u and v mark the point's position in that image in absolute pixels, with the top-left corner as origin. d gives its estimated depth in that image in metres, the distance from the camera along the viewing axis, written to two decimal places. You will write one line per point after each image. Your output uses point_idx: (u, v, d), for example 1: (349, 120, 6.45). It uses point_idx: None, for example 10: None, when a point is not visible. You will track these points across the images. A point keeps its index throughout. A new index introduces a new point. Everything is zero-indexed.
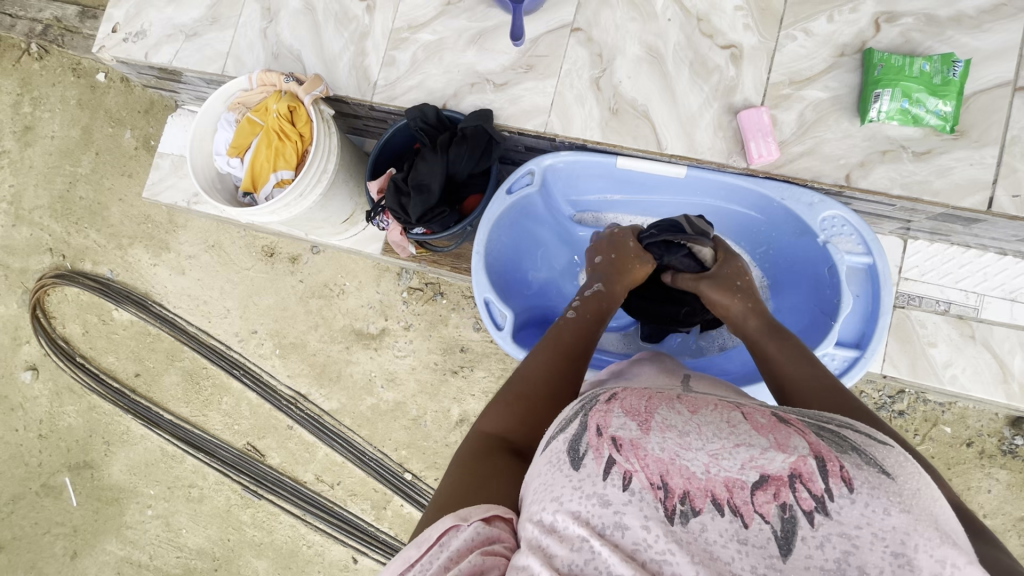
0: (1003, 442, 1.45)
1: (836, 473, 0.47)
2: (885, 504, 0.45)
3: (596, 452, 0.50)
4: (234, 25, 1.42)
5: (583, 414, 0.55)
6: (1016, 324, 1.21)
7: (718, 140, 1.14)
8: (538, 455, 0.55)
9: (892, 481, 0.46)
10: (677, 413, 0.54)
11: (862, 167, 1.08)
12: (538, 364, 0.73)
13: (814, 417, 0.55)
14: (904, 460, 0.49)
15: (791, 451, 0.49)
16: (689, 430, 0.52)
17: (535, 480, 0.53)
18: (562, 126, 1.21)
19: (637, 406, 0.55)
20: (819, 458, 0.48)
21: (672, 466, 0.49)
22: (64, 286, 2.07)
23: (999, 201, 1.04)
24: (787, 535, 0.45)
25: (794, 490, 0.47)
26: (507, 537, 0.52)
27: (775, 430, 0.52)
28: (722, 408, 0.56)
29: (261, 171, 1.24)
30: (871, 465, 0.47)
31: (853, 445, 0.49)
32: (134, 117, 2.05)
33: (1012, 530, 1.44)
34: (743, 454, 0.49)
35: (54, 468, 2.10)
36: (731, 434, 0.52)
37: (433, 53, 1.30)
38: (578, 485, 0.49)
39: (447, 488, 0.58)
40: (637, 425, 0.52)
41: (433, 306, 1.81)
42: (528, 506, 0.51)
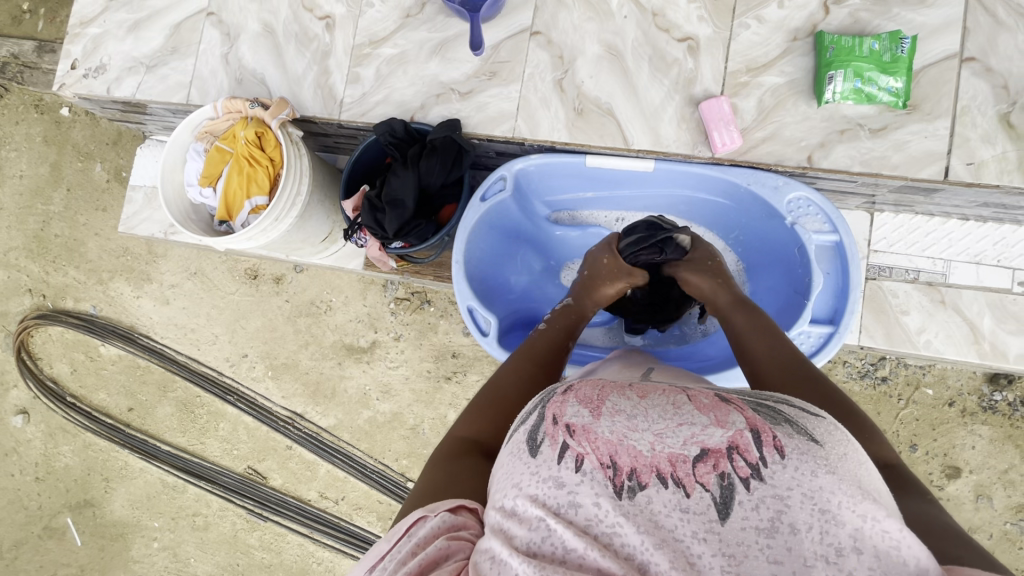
0: (983, 400, 1.50)
1: (768, 442, 0.49)
2: (813, 467, 0.47)
3: (551, 439, 0.52)
4: (195, 53, 1.42)
5: (540, 407, 0.56)
6: (983, 285, 1.25)
7: (682, 132, 1.17)
8: (502, 447, 0.56)
9: (820, 447, 0.49)
10: (627, 399, 0.56)
11: (822, 147, 1.11)
12: (516, 368, 0.77)
13: (755, 395, 0.58)
14: (833, 428, 0.52)
15: (729, 426, 0.51)
16: (637, 413, 0.54)
17: (499, 471, 0.54)
18: (529, 130, 1.23)
19: (590, 394, 0.56)
20: (754, 430, 0.50)
21: (620, 446, 0.51)
22: (48, 325, 2.06)
23: (954, 169, 1.07)
24: (726, 501, 0.47)
25: (731, 460, 0.49)
26: (473, 523, 0.54)
27: (716, 409, 0.54)
28: (671, 391, 0.58)
29: (234, 199, 1.24)
30: (801, 433, 0.50)
31: (786, 417, 0.52)
32: (103, 149, 2.04)
33: (998, 484, 1.49)
34: (686, 432, 0.52)
35: (54, 510, 2.08)
36: (675, 414, 0.54)
37: (396, 66, 1.30)
38: (535, 470, 0.51)
39: (422, 485, 0.60)
40: (589, 411, 0.54)
41: (422, 314, 1.82)
42: (493, 494, 0.53)
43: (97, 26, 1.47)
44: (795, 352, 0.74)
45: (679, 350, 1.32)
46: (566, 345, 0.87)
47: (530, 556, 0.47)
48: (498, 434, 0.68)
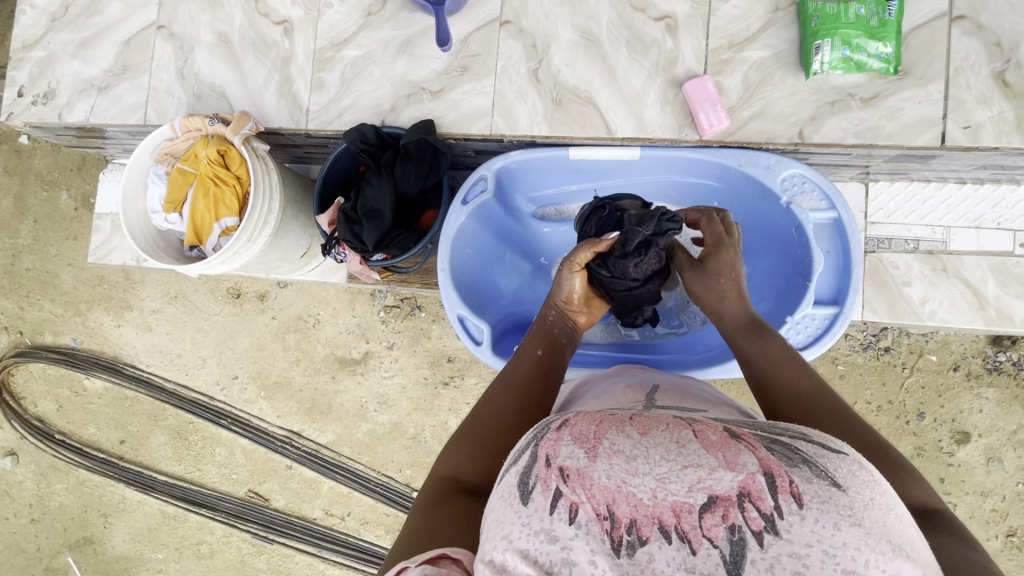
0: (988, 361, 1.48)
1: (785, 489, 0.48)
2: (836, 519, 0.46)
3: (544, 484, 0.52)
4: (148, 69, 1.34)
5: (534, 446, 0.56)
6: (984, 249, 1.22)
7: (667, 117, 1.11)
8: (493, 491, 0.56)
9: (843, 493, 0.48)
10: (626, 437, 0.56)
11: (813, 121, 1.07)
12: (500, 396, 0.77)
13: (769, 429, 0.56)
14: (856, 467, 0.51)
15: (740, 469, 0.50)
16: (636, 455, 0.53)
17: (491, 517, 0.54)
18: (507, 126, 1.17)
19: (586, 432, 0.56)
20: (769, 474, 0.49)
21: (618, 493, 0.51)
22: (29, 363, 1.99)
23: (950, 134, 1.03)
24: (736, 559, 0.46)
25: (743, 511, 0.48)
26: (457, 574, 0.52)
27: (725, 447, 0.53)
28: (674, 427, 0.57)
29: (203, 222, 1.18)
30: (822, 478, 0.49)
31: (804, 458, 0.51)
32: (68, 175, 1.95)
33: (1008, 445, 1.48)
34: (691, 476, 0.51)
35: (54, 550, 2.03)
36: (679, 455, 0.53)
37: (362, 68, 1.24)
38: (526, 521, 0.50)
39: (404, 534, 0.60)
40: (584, 453, 0.54)
41: (413, 321, 1.77)
42: (482, 544, 0.52)
43: (41, 49, 1.39)
44: (828, 389, 0.69)
45: (679, 340, 1.29)
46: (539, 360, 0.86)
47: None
48: (480, 473, 0.68)
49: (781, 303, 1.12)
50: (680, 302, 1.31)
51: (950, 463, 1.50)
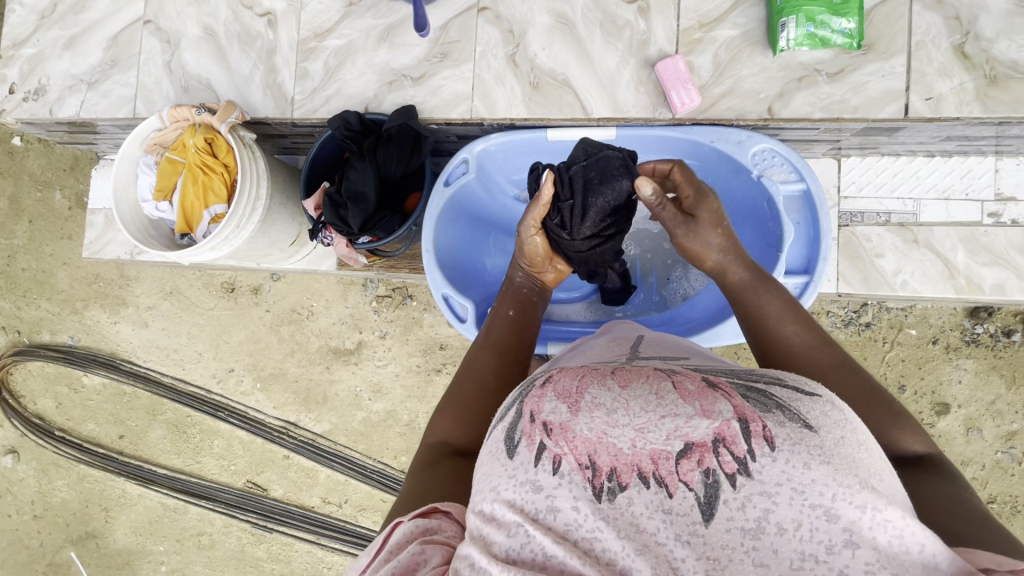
0: (966, 334, 1.51)
1: (757, 433, 0.51)
2: (805, 459, 0.49)
3: (529, 439, 0.56)
4: (137, 64, 1.37)
5: (519, 403, 0.60)
6: (954, 220, 1.25)
7: (641, 96, 1.15)
8: (482, 446, 0.60)
9: (814, 434, 0.51)
10: (607, 390, 0.59)
11: (781, 98, 1.10)
12: (478, 358, 0.84)
13: (745, 376, 0.59)
14: (828, 408, 0.54)
15: (715, 416, 0.53)
16: (617, 407, 0.56)
17: (479, 471, 0.58)
18: (487, 109, 1.20)
19: (569, 389, 0.60)
20: (743, 420, 0.52)
21: (600, 444, 0.54)
22: (27, 361, 2.02)
23: (913, 106, 1.07)
24: (710, 501, 0.50)
25: (717, 455, 0.51)
26: (448, 526, 0.58)
27: (702, 397, 0.56)
28: (654, 379, 0.61)
29: (193, 210, 1.21)
30: (794, 421, 0.52)
31: (778, 403, 0.54)
32: (61, 175, 1.98)
33: (986, 415, 1.51)
34: (669, 425, 0.54)
35: (56, 545, 2.06)
36: (657, 406, 0.56)
37: (345, 57, 1.27)
38: (512, 473, 0.54)
39: (403, 496, 0.66)
40: (567, 408, 0.57)
41: (405, 310, 1.80)
42: (473, 498, 0.56)
43: (32, 47, 1.41)
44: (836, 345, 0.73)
45: (661, 316, 1.31)
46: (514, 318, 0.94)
47: (509, 563, 0.50)
48: (468, 436, 0.74)
49: None
50: (660, 279, 1.35)
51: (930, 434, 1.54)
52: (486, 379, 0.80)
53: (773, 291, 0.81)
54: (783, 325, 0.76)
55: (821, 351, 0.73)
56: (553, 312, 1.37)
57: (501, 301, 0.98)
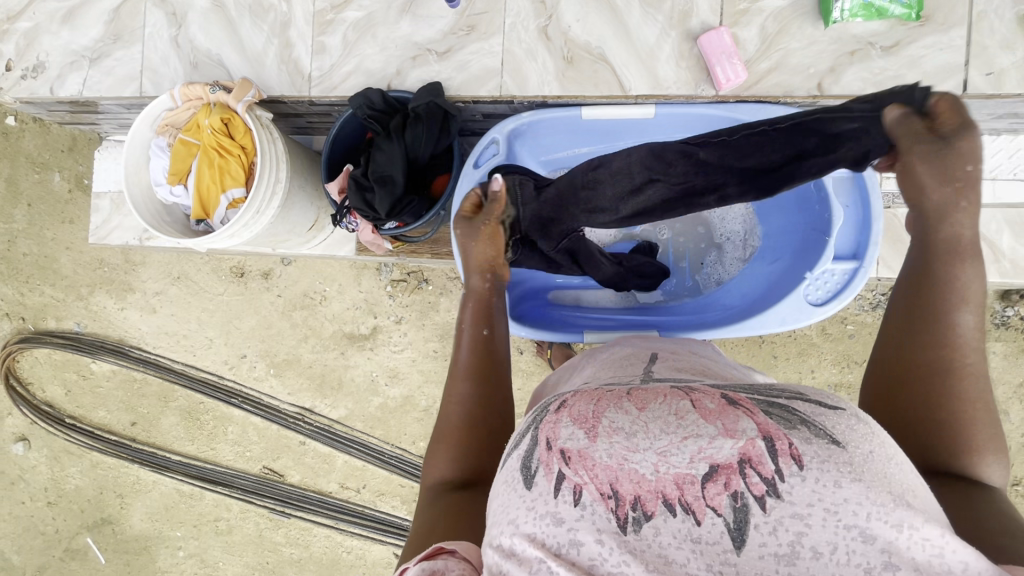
0: (994, 316, 1.44)
1: (784, 452, 0.48)
2: (835, 476, 0.47)
3: (546, 467, 0.53)
4: (141, 38, 1.29)
5: (534, 430, 0.58)
6: (999, 201, 1.21)
7: (682, 72, 1.09)
8: (496, 476, 0.57)
9: (842, 450, 0.48)
10: (624, 413, 0.56)
11: (832, 73, 1.04)
12: (451, 392, 0.77)
13: (765, 393, 0.57)
14: (854, 422, 0.51)
15: (739, 435, 0.51)
16: (636, 431, 0.54)
17: (494, 503, 0.55)
18: (517, 86, 1.14)
19: (585, 412, 0.57)
20: (768, 438, 0.50)
21: (621, 471, 0.51)
22: (33, 349, 1.98)
23: (973, 81, 1.01)
24: (741, 525, 0.47)
25: (744, 477, 0.48)
26: (454, 565, 0.54)
27: (724, 416, 0.53)
28: (671, 399, 0.58)
29: (209, 195, 1.15)
30: (820, 437, 0.49)
31: (801, 419, 0.51)
32: (59, 157, 1.90)
33: (1015, 398, 1.44)
34: (691, 447, 0.51)
35: (72, 531, 2.05)
36: (678, 427, 0.53)
37: (364, 31, 1.19)
38: (530, 505, 0.51)
39: (412, 537, 0.64)
40: (584, 434, 0.55)
41: (421, 294, 1.76)
42: (489, 530, 0.53)
43: (27, 20, 1.33)
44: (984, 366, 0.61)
45: (695, 303, 1.28)
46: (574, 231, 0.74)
47: None
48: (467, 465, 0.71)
49: (800, 259, 1.11)
50: (693, 264, 1.30)
51: None
52: (476, 409, 0.75)
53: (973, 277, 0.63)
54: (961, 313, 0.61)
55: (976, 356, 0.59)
56: (583, 297, 1.33)
57: (470, 310, 0.89)
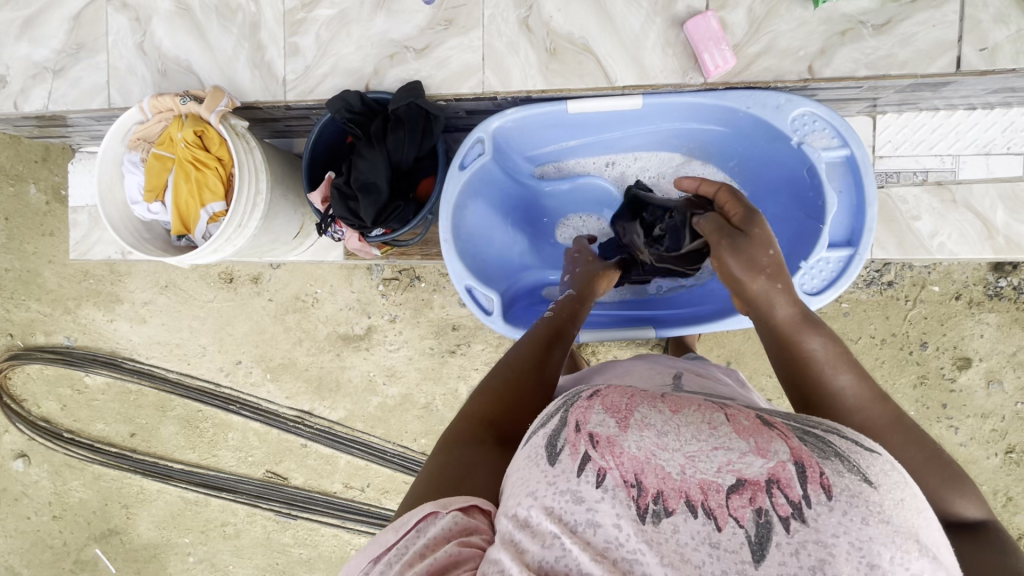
0: (989, 288, 1.43)
1: (815, 480, 0.48)
2: (863, 514, 0.46)
3: (572, 447, 0.54)
4: (105, 46, 1.24)
5: (563, 411, 0.58)
6: (993, 176, 1.19)
7: (669, 59, 1.06)
8: (520, 449, 0.58)
9: (873, 490, 0.48)
10: (657, 412, 0.58)
11: (823, 54, 1.01)
12: (523, 352, 0.83)
13: (802, 420, 0.57)
14: (888, 467, 0.51)
15: (771, 456, 0.51)
16: (668, 431, 0.55)
17: (515, 474, 0.56)
18: (500, 82, 1.10)
19: (618, 403, 0.58)
20: (799, 463, 0.50)
21: (647, 465, 0.52)
22: (24, 365, 1.95)
23: (966, 58, 0.99)
24: (762, 541, 0.47)
25: (770, 496, 0.48)
26: (485, 529, 0.56)
27: (757, 434, 0.54)
28: (706, 409, 0.59)
29: (188, 209, 1.11)
30: (853, 473, 0.49)
31: (837, 451, 0.51)
32: (32, 168, 1.85)
33: (1008, 367, 1.44)
34: (720, 458, 0.52)
35: (80, 543, 2.05)
36: (709, 436, 0.54)
37: (338, 29, 1.15)
38: (552, 480, 0.52)
39: (429, 473, 0.64)
40: (615, 422, 0.56)
41: (414, 292, 1.74)
42: (506, 501, 0.55)
43: None
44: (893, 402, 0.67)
45: (690, 294, 1.27)
46: (774, 262, 0.82)
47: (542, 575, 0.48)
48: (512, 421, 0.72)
49: (794, 249, 1.10)
50: None
51: (952, 389, 1.47)
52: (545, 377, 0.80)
53: (824, 334, 0.75)
54: (833, 372, 0.70)
55: (877, 405, 0.66)
56: None
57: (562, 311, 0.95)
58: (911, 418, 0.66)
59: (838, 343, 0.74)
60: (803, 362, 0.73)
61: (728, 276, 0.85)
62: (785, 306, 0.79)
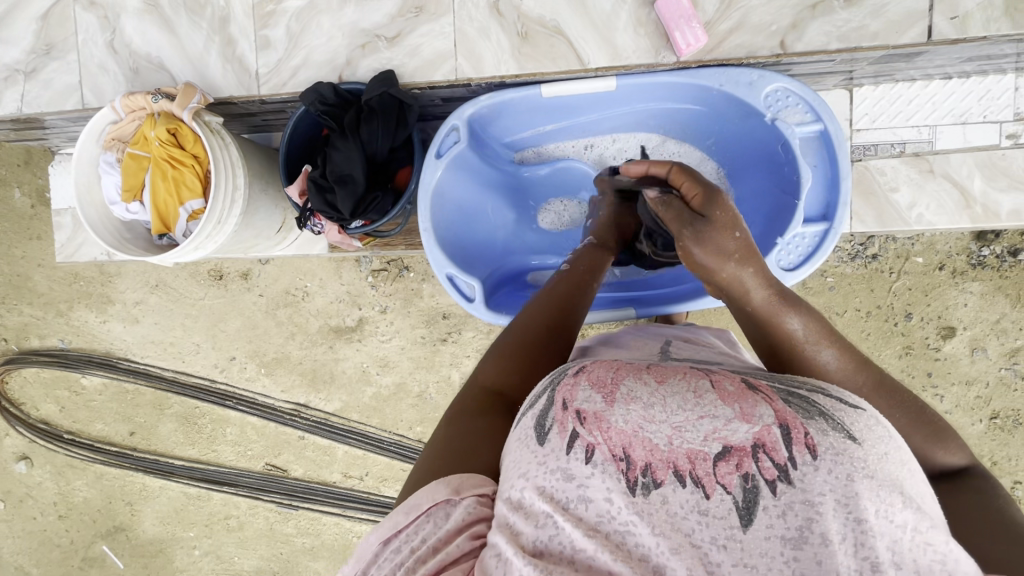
0: (972, 257, 1.44)
1: (800, 441, 0.50)
2: (848, 471, 0.48)
3: (561, 426, 0.55)
4: (75, 46, 1.22)
5: (551, 389, 0.59)
6: (970, 145, 1.20)
7: (641, 39, 1.05)
8: (511, 431, 0.60)
9: (858, 445, 0.50)
10: (643, 383, 0.58)
11: (795, 28, 1.01)
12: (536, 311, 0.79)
13: (787, 383, 0.58)
14: (872, 423, 0.52)
15: (756, 421, 0.52)
16: (654, 402, 0.56)
17: (508, 457, 0.58)
18: (473, 68, 1.10)
19: (604, 377, 0.59)
20: (784, 426, 0.51)
21: (634, 438, 0.53)
22: (21, 368, 1.97)
23: (938, 28, 0.98)
24: (749, 505, 0.48)
25: (758, 460, 0.50)
26: (496, 517, 0.58)
27: (742, 399, 0.55)
28: (691, 376, 0.60)
29: (167, 208, 1.12)
30: (837, 431, 0.50)
31: (821, 410, 0.52)
32: (15, 172, 1.84)
33: (991, 334, 1.46)
34: (707, 426, 0.53)
35: (88, 541, 2.08)
36: (695, 404, 0.55)
37: (308, 20, 1.13)
38: (542, 460, 0.54)
39: (437, 446, 0.63)
40: (602, 397, 0.56)
41: (402, 282, 1.75)
42: (500, 483, 0.56)
43: None
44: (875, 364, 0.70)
45: (673, 273, 1.26)
46: (743, 242, 0.76)
47: (537, 554, 0.50)
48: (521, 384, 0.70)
49: (771, 225, 1.10)
50: None
51: (937, 358, 1.48)
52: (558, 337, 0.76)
53: (803, 311, 0.72)
54: (816, 350, 0.70)
55: (862, 373, 0.68)
56: None
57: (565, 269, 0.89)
58: (892, 377, 0.69)
59: (818, 315, 0.72)
60: (787, 346, 0.71)
61: (694, 264, 0.79)
62: (758, 291, 0.75)
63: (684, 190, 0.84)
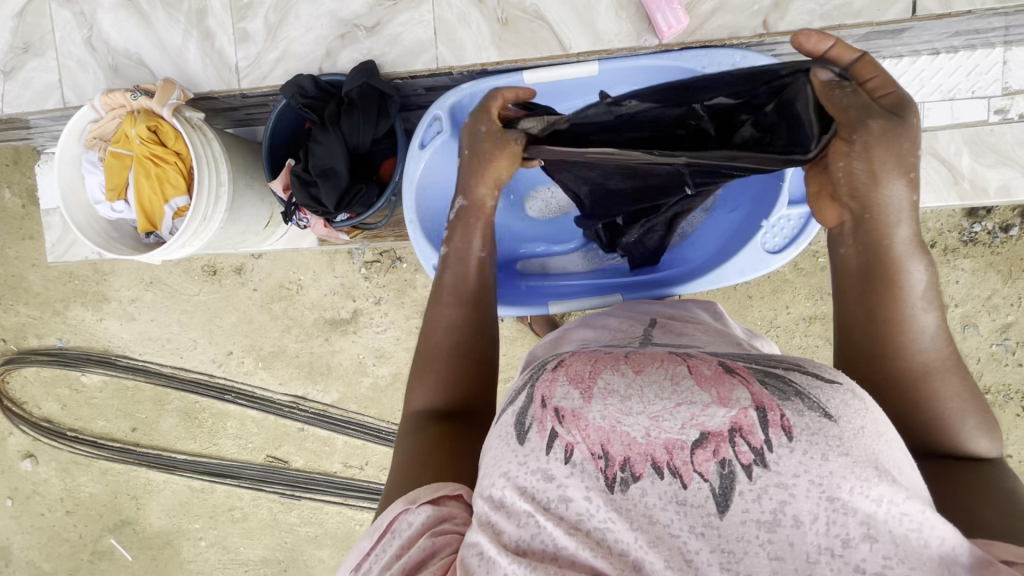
0: (963, 234, 1.43)
1: (776, 423, 0.51)
2: (823, 451, 0.49)
3: (540, 424, 0.56)
4: (53, 44, 1.21)
5: (529, 389, 0.60)
6: (958, 122, 1.19)
7: (623, 22, 1.04)
8: (491, 429, 0.60)
9: (833, 424, 0.50)
10: (620, 375, 0.58)
11: (777, 8, 1.00)
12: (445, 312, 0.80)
13: (764, 363, 0.59)
14: (849, 398, 0.53)
15: (732, 404, 0.53)
16: (631, 395, 0.56)
17: (488, 454, 0.58)
18: (453, 56, 1.09)
19: (581, 372, 0.59)
20: (760, 409, 0.52)
21: (613, 433, 0.53)
22: (21, 368, 1.98)
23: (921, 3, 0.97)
24: (726, 492, 0.49)
25: (734, 445, 0.51)
26: (458, 512, 0.59)
27: (719, 384, 0.55)
28: (668, 362, 0.60)
29: (152, 206, 1.12)
30: (813, 411, 0.51)
31: (796, 390, 0.53)
32: (5, 172, 1.84)
33: (983, 311, 1.46)
34: (684, 414, 0.53)
35: (96, 535, 2.12)
36: (673, 393, 0.55)
37: (286, 11, 1.12)
38: (523, 460, 0.54)
39: (394, 473, 0.67)
40: (578, 394, 0.57)
41: (396, 273, 1.75)
42: (481, 481, 0.57)
43: None
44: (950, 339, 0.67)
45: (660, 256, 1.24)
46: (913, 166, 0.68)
47: (520, 552, 0.51)
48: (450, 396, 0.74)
49: (756, 207, 1.10)
50: None
51: None
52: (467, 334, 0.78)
53: (927, 264, 0.67)
54: (923, 311, 0.66)
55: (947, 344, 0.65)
56: (550, 263, 1.30)
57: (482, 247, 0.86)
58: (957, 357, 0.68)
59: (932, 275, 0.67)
60: (898, 291, 0.66)
61: (851, 173, 0.69)
62: (905, 225, 0.68)
63: (871, 83, 0.72)
